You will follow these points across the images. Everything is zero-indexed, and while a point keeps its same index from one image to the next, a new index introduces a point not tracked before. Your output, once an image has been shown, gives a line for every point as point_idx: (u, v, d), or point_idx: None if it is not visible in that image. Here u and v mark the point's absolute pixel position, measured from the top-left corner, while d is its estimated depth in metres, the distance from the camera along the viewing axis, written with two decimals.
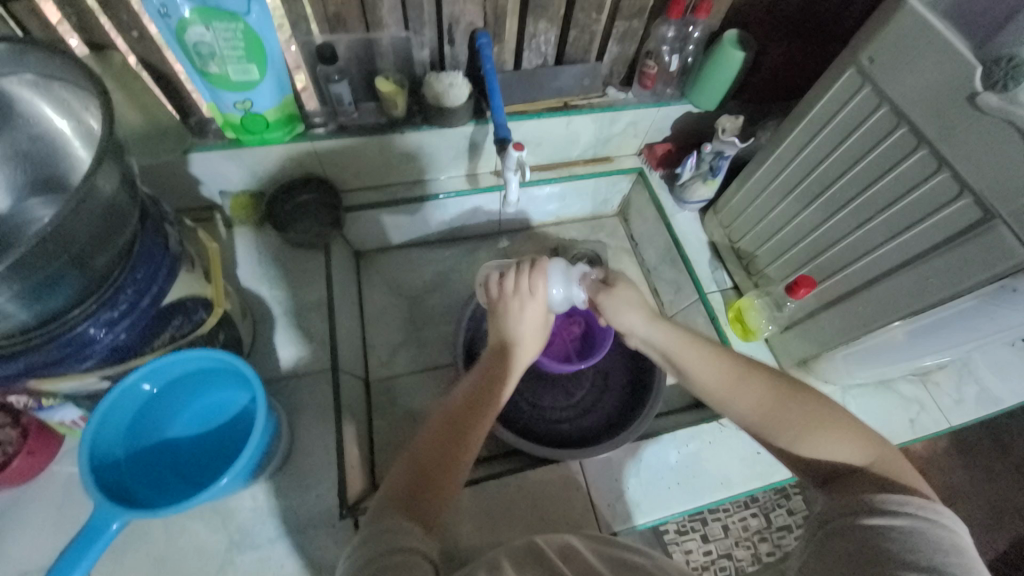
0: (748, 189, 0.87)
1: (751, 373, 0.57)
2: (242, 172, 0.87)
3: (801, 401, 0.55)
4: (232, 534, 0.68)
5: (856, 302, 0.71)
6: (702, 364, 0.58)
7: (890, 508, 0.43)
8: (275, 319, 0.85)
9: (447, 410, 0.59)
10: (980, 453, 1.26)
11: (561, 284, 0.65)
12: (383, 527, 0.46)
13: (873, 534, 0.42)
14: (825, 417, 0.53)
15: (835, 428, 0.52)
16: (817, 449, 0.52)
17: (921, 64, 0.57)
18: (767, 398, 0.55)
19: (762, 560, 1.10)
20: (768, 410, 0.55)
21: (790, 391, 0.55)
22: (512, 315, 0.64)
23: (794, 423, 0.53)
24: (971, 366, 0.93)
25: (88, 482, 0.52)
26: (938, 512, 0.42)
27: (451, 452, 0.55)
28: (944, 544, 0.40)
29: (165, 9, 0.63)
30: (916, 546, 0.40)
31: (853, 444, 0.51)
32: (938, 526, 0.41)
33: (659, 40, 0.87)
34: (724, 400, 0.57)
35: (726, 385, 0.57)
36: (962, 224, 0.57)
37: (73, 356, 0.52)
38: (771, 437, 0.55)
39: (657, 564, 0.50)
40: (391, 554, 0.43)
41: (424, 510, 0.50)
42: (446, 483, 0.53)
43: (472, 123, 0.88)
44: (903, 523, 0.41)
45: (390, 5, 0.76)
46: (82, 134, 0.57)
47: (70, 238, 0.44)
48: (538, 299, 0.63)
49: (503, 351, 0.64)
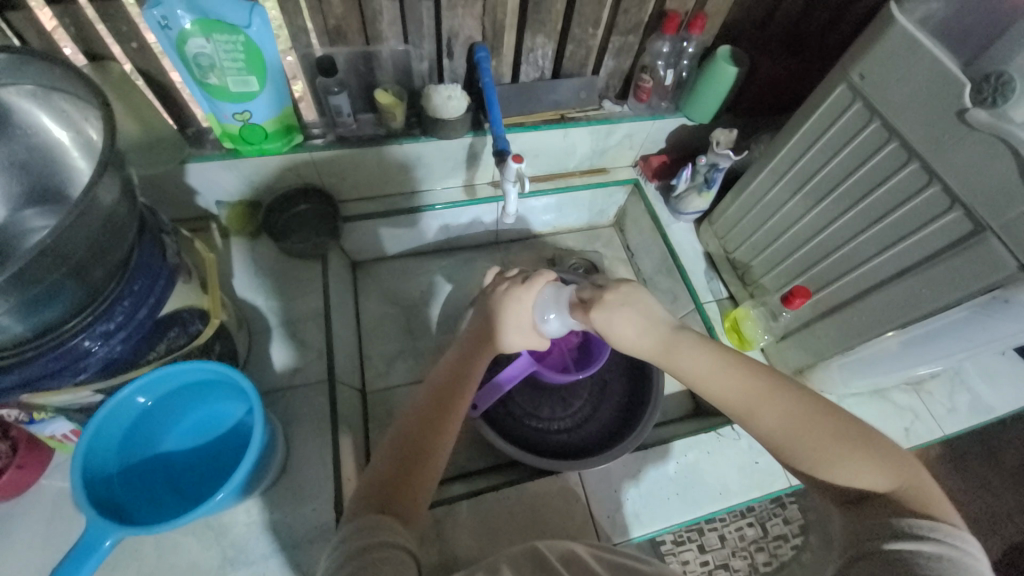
0: (743, 201, 0.88)
1: (774, 390, 0.55)
2: (240, 181, 0.87)
3: (825, 421, 0.53)
4: (226, 550, 0.66)
5: (850, 312, 0.72)
6: (721, 378, 0.58)
7: (917, 533, 0.43)
8: (271, 330, 0.84)
9: (429, 398, 0.61)
10: (972, 461, 1.27)
11: (551, 305, 0.69)
12: (371, 522, 0.47)
13: (902, 558, 0.42)
14: (850, 440, 0.52)
15: (861, 452, 0.51)
16: (840, 473, 0.51)
17: (910, 81, 0.59)
18: (788, 417, 0.54)
19: (759, 570, 1.10)
20: (790, 428, 0.53)
21: (814, 410, 0.54)
22: (506, 306, 0.70)
23: (816, 445, 0.52)
24: (964, 375, 0.94)
25: (82, 498, 0.51)
26: (964, 540, 0.42)
27: (429, 444, 0.57)
28: (971, 572, 0.41)
29: (165, 22, 0.63)
30: (945, 572, 0.40)
31: (878, 469, 0.50)
32: (965, 554, 0.42)
33: (654, 55, 0.90)
34: (747, 417, 0.56)
35: (749, 400, 0.56)
36: (954, 236, 0.58)
37: (68, 369, 0.51)
38: (792, 458, 0.53)
39: (659, 573, 0.50)
40: (374, 550, 0.45)
41: (401, 505, 0.51)
42: (415, 478, 0.54)
43: (470, 135, 0.89)
44: (932, 549, 0.42)
45: (390, 19, 0.77)
46: (81, 145, 0.57)
47: (69, 250, 0.43)
48: (528, 292, 0.70)
49: (483, 337, 0.69)
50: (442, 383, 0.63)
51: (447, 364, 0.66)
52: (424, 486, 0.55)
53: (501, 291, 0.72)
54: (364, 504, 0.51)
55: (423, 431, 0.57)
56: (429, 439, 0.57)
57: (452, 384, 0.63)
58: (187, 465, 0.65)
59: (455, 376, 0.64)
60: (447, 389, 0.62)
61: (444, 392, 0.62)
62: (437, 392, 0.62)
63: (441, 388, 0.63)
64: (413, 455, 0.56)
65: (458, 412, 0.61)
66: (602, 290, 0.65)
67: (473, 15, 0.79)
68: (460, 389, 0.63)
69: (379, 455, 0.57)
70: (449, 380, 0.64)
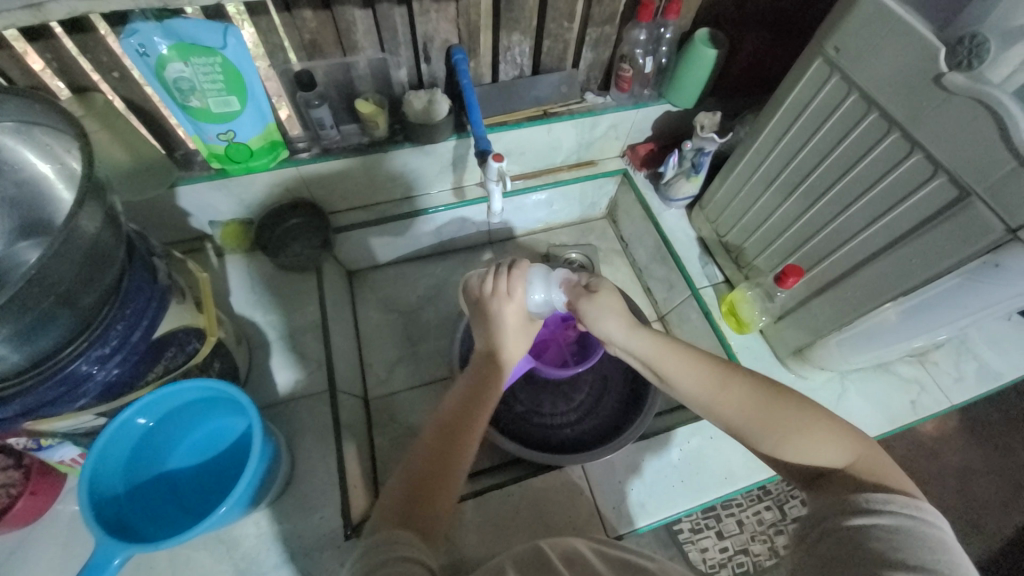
0: (731, 183, 0.88)
1: (736, 376, 0.57)
2: (231, 202, 0.88)
3: (785, 400, 0.54)
4: (237, 562, 0.68)
5: (844, 287, 0.71)
6: (681, 368, 0.59)
7: (874, 507, 0.43)
8: (270, 344, 0.85)
9: (443, 419, 0.61)
10: (991, 429, 1.25)
11: (541, 287, 0.67)
12: (386, 537, 0.47)
13: (859, 535, 0.42)
14: (806, 417, 0.53)
15: (818, 429, 0.52)
16: (801, 451, 0.52)
17: (886, 49, 0.58)
18: (748, 403, 0.55)
19: (780, 554, 1.09)
20: (752, 413, 0.54)
21: (772, 390, 0.56)
22: (500, 323, 0.66)
23: (778, 426, 0.53)
24: (970, 343, 0.92)
25: (90, 519, 0.52)
26: (920, 508, 0.42)
27: (453, 459, 0.57)
28: (930, 541, 0.40)
29: (144, 49, 0.64)
30: (902, 545, 0.40)
31: (836, 445, 0.51)
32: (921, 523, 0.41)
33: (632, 44, 0.89)
34: (710, 405, 0.57)
35: (711, 389, 0.57)
36: (941, 202, 0.57)
37: (68, 395, 0.52)
38: (754, 441, 0.54)
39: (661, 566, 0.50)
40: (390, 565, 0.45)
41: (418, 521, 0.51)
42: (436, 497, 0.54)
43: (454, 138, 0.90)
44: (888, 522, 0.41)
45: (365, 28, 0.77)
46: (65, 176, 0.58)
47: (54, 280, 0.44)
48: (517, 299, 0.66)
49: (493, 360, 0.66)
50: (453, 411, 0.62)
51: (458, 389, 0.65)
52: (445, 505, 0.54)
53: (492, 307, 0.66)
54: (385, 520, 0.51)
55: (444, 448, 0.58)
56: (454, 453, 0.57)
57: (466, 405, 0.62)
58: (192, 481, 0.66)
59: (471, 395, 0.63)
60: (462, 414, 0.61)
61: (461, 408, 0.62)
62: (452, 415, 0.61)
63: (458, 411, 0.62)
64: (433, 475, 0.55)
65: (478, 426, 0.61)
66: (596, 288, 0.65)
67: (447, 18, 0.79)
68: (469, 422, 0.61)
69: (394, 480, 0.56)
70: (467, 392, 0.64)
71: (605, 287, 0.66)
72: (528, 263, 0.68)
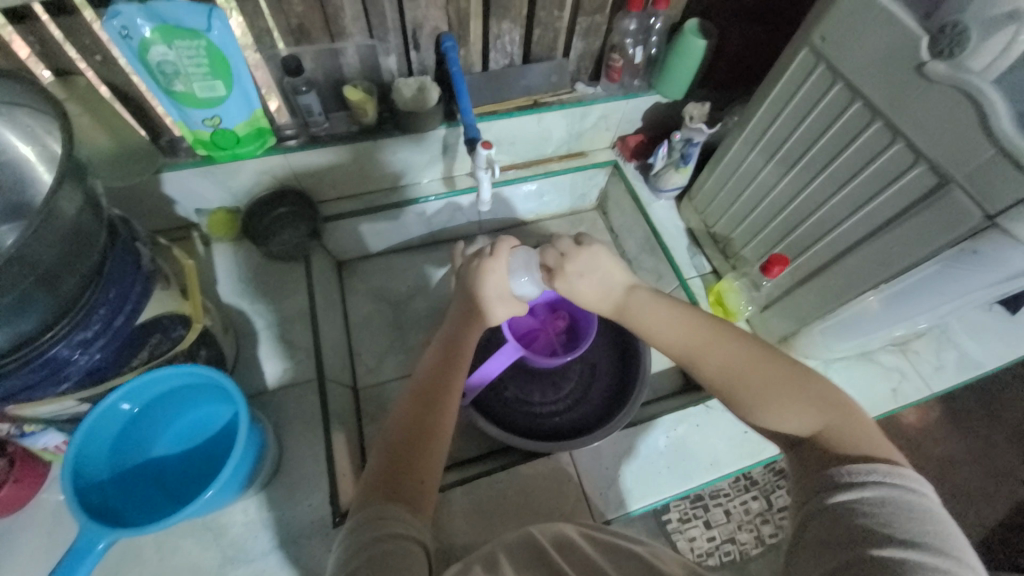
0: (720, 173, 0.88)
1: (721, 335, 0.59)
2: (218, 189, 0.87)
3: (770, 363, 0.56)
4: (224, 550, 0.68)
5: (827, 276, 0.72)
6: (666, 328, 0.62)
7: (857, 482, 0.44)
8: (258, 334, 0.85)
9: (412, 393, 0.61)
10: (972, 419, 1.28)
11: (523, 271, 0.69)
12: (375, 513, 0.47)
13: (846, 512, 0.42)
14: (788, 381, 0.55)
15: (796, 397, 0.54)
16: (779, 417, 0.54)
17: (869, 39, 0.58)
18: (729, 362, 0.57)
19: (766, 543, 1.11)
20: (731, 375, 0.56)
21: (754, 355, 0.57)
22: (481, 281, 0.69)
23: (758, 390, 0.55)
24: (950, 332, 0.94)
25: (75, 505, 0.51)
26: (905, 477, 0.43)
27: (430, 426, 0.58)
28: (918, 512, 0.41)
29: (126, 31, 0.63)
30: (891, 519, 0.40)
31: (812, 411, 0.53)
32: (908, 492, 0.42)
33: (622, 34, 0.89)
34: (693, 363, 0.59)
35: (693, 348, 0.59)
36: (921, 191, 0.58)
37: (50, 379, 0.52)
38: (734, 403, 0.57)
39: (656, 555, 0.51)
40: (382, 542, 0.45)
41: (408, 491, 0.51)
42: (423, 464, 0.54)
43: (444, 127, 0.89)
44: (872, 495, 0.43)
45: (353, 14, 0.76)
46: (46, 158, 0.57)
47: (35, 262, 0.44)
48: (500, 262, 0.69)
49: (473, 315, 0.70)
50: (425, 380, 0.63)
51: (429, 362, 0.65)
52: (429, 471, 0.54)
53: (473, 267, 0.70)
54: (371, 495, 0.51)
55: (420, 412, 0.58)
56: (434, 421, 0.58)
57: (433, 384, 0.62)
58: (179, 467, 0.66)
59: (442, 363, 0.64)
60: (436, 375, 0.63)
61: (449, 360, 0.65)
62: (421, 387, 0.61)
63: (430, 374, 0.63)
64: (419, 442, 0.56)
65: (455, 385, 0.62)
66: (565, 258, 0.66)
67: (436, 6, 0.79)
68: (445, 383, 0.62)
69: (375, 456, 0.56)
70: (441, 356, 0.66)
71: (589, 250, 0.66)
72: (507, 248, 0.69)
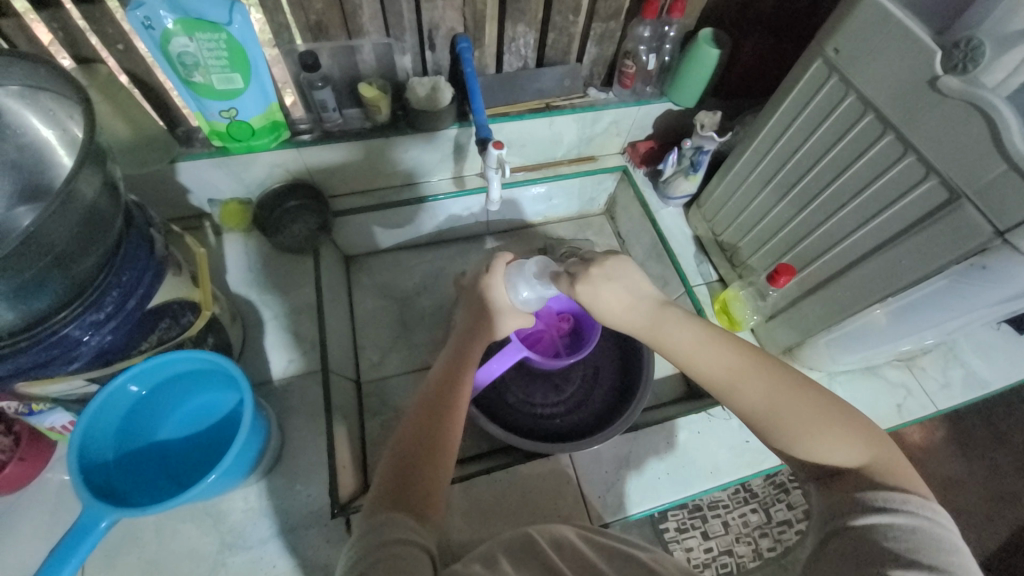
0: (729, 182, 0.88)
1: (759, 364, 0.55)
2: (231, 181, 0.89)
3: (808, 395, 0.53)
4: (223, 535, 0.68)
5: (834, 289, 0.72)
6: (699, 352, 0.57)
7: (890, 506, 0.44)
8: (265, 324, 0.86)
9: (421, 404, 0.61)
10: (979, 441, 1.26)
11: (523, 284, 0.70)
12: (382, 519, 0.48)
13: (871, 534, 0.43)
14: (824, 412, 0.52)
15: (833, 430, 0.51)
16: (816, 448, 0.51)
17: (883, 53, 0.59)
18: (767, 391, 0.53)
19: (764, 556, 1.09)
20: (769, 407, 0.53)
21: (792, 387, 0.53)
22: (489, 292, 0.72)
23: (795, 421, 0.52)
24: (957, 350, 0.94)
25: (79, 482, 0.52)
26: (934, 511, 0.43)
27: (439, 437, 0.57)
28: (944, 542, 0.41)
29: (149, 22, 0.64)
30: (918, 546, 0.41)
31: (853, 444, 0.50)
32: (936, 524, 0.42)
33: (636, 41, 0.90)
34: (727, 390, 0.55)
35: (731, 376, 0.55)
36: (931, 205, 0.58)
37: (61, 358, 0.53)
38: (769, 434, 0.53)
39: (657, 561, 0.50)
40: (388, 547, 0.45)
41: (416, 498, 0.52)
42: (431, 473, 0.55)
43: (456, 126, 0.90)
44: (905, 522, 0.42)
45: (370, 13, 0.78)
46: (66, 142, 0.58)
47: (52, 242, 0.45)
48: (496, 277, 0.72)
49: (480, 329, 0.71)
50: (432, 395, 0.62)
51: (438, 373, 0.66)
52: (437, 478, 0.55)
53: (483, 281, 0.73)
54: (381, 499, 0.51)
55: (428, 422, 0.58)
56: (438, 433, 0.58)
57: (438, 397, 0.61)
58: (182, 452, 0.67)
59: (450, 372, 0.65)
60: (444, 390, 0.62)
61: (450, 376, 0.65)
62: (432, 398, 0.61)
63: (438, 388, 0.63)
64: (425, 450, 0.56)
65: (462, 395, 0.63)
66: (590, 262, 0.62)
67: (453, 7, 0.80)
68: (453, 396, 0.62)
69: (384, 462, 0.56)
70: (445, 367, 0.66)
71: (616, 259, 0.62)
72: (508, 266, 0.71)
